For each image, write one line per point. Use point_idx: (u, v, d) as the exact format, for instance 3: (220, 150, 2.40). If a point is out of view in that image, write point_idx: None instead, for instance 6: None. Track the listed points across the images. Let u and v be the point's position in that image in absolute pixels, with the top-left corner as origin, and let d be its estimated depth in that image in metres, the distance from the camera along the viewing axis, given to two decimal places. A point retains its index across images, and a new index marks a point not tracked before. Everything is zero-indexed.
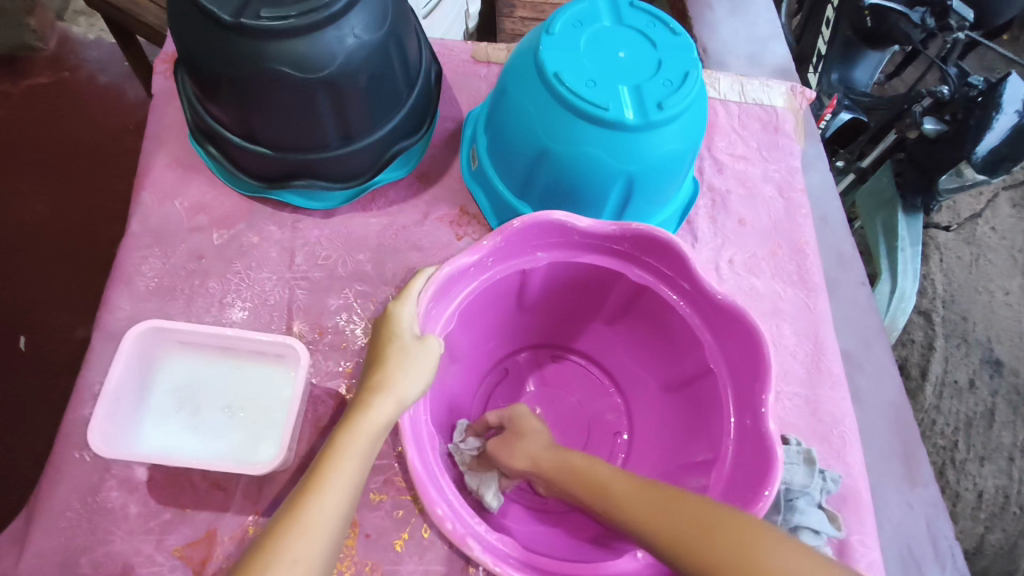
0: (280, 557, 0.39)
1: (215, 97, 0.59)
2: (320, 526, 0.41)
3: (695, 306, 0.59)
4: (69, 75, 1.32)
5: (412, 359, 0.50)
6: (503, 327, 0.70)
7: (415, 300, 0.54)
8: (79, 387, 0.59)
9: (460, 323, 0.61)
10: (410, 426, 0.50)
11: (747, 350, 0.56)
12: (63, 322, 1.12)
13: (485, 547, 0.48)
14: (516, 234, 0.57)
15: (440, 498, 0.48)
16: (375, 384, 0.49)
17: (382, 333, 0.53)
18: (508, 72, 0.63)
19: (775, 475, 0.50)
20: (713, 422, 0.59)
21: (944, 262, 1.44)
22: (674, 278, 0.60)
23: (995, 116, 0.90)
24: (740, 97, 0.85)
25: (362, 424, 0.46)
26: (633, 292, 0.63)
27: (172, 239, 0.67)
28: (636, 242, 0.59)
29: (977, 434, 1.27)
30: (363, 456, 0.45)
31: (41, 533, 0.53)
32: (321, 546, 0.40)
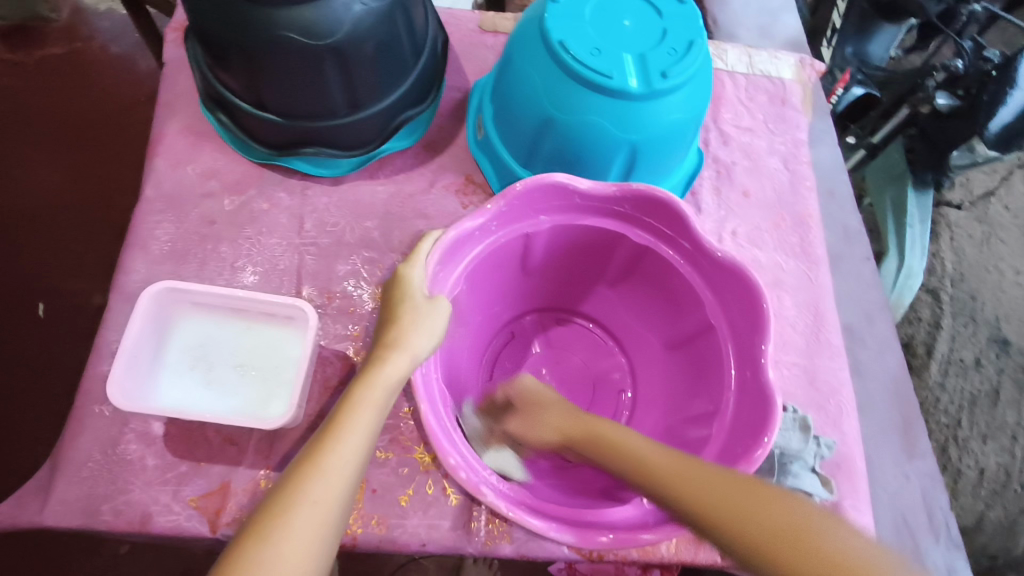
0: (301, 499, 0.40)
1: (225, 64, 0.61)
2: (339, 471, 0.42)
3: (694, 264, 0.61)
4: (83, 45, 1.33)
5: (423, 318, 0.52)
6: (507, 292, 0.72)
7: (424, 262, 0.55)
8: (98, 345, 0.61)
9: (468, 286, 0.63)
10: (423, 383, 0.52)
11: (745, 305, 0.57)
12: (80, 289, 1.14)
13: (498, 494, 0.49)
14: (519, 197, 0.58)
15: (452, 449, 0.50)
16: (390, 340, 0.50)
17: (392, 294, 0.54)
18: (514, 41, 0.64)
19: (774, 422, 0.51)
20: (714, 377, 0.60)
21: (955, 241, 1.43)
22: (674, 237, 0.61)
23: (1010, 91, 0.89)
24: (748, 69, 0.85)
25: (378, 377, 0.48)
26: (635, 254, 0.65)
27: (186, 204, 0.69)
28: (638, 203, 0.60)
29: (981, 412, 1.28)
30: (378, 408, 0.46)
31: (64, 481, 0.56)
32: (340, 489, 0.42)
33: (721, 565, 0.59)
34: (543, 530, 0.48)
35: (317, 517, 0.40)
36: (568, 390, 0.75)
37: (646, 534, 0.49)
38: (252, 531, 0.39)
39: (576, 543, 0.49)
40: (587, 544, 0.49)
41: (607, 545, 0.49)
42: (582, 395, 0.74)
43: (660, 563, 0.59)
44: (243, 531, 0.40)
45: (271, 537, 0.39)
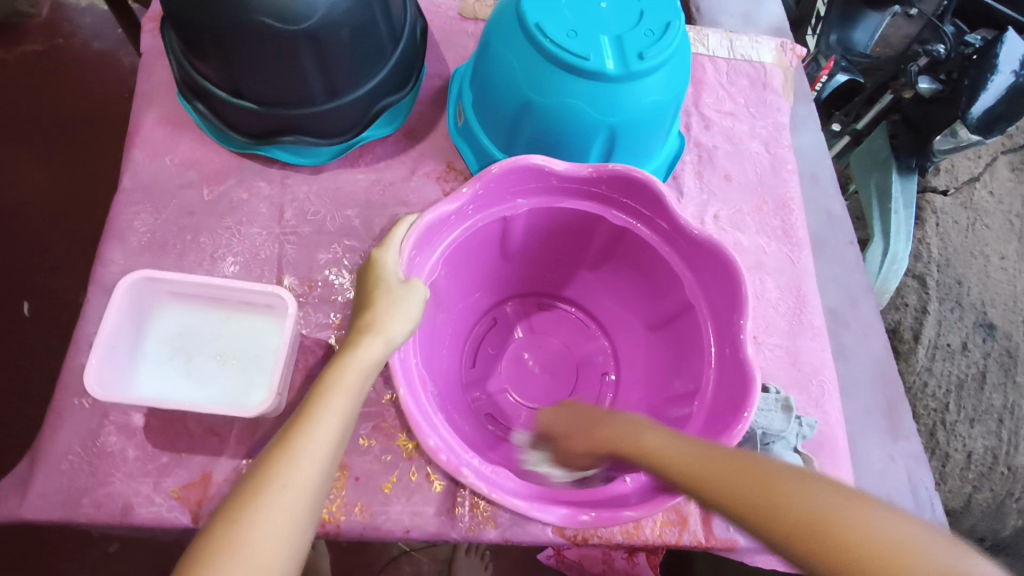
0: (272, 483, 0.40)
1: (200, 52, 0.60)
2: (313, 454, 0.42)
3: (673, 244, 0.61)
4: (63, 42, 1.32)
5: (399, 301, 0.52)
6: (488, 277, 0.72)
7: (398, 247, 0.55)
8: (76, 337, 0.61)
9: (447, 270, 0.63)
10: (400, 367, 0.51)
11: (723, 283, 0.57)
12: (65, 287, 1.13)
13: (478, 476, 0.49)
14: (495, 180, 0.58)
15: (431, 431, 0.50)
16: (366, 324, 0.50)
17: (369, 279, 0.54)
18: (491, 26, 0.63)
19: (752, 398, 0.51)
20: (694, 357, 0.60)
21: (941, 226, 1.43)
22: (652, 217, 0.61)
23: (990, 77, 0.90)
24: (729, 53, 0.85)
25: (352, 361, 0.47)
26: (614, 236, 0.65)
27: (164, 195, 0.68)
28: (615, 183, 0.60)
29: (968, 396, 1.29)
30: (354, 391, 0.46)
31: (43, 474, 0.55)
32: (314, 472, 0.41)
33: (706, 545, 0.60)
34: (525, 510, 0.49)
35: (289, 500, 0.40)
36: (552, 375, 0.75)
37: (627, 509, 0.49)
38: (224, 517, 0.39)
39: (558, 523, 0.49)
40: (569, 523, 0.49)
41: (588, 524, 0.49)
42: (566, 379, 0.75)
43: (646, 545, 0.60)
44: (215, 517, 0.40)
45: (243, 521, 0.38)
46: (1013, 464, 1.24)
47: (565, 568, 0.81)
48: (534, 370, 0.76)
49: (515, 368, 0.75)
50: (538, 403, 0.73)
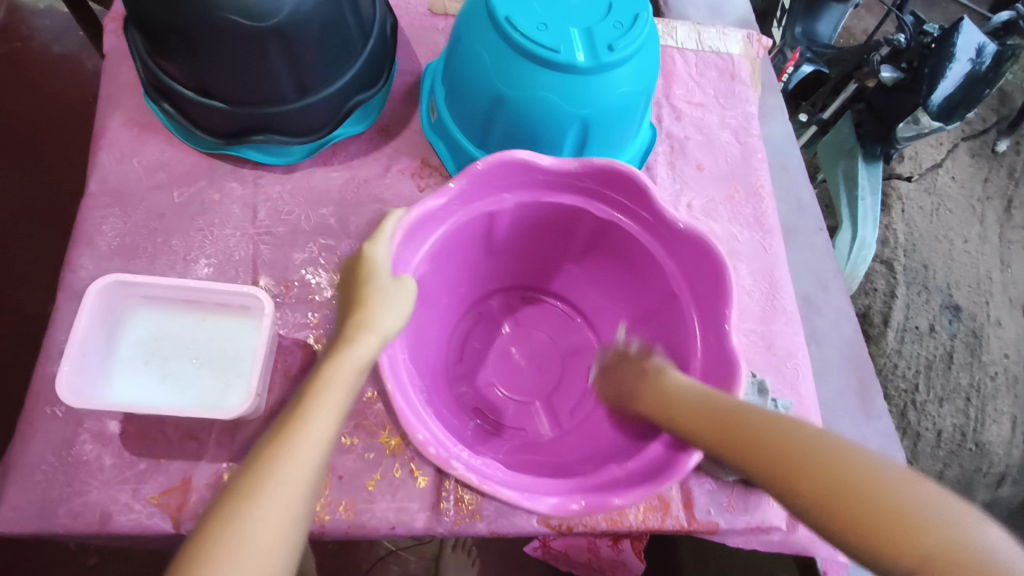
0: (270, 480, 0.40)
1: (166, 51, 0.59)
2: (309, 447, 0.42)
3: (655, 234, 0.62)
4: (22, 45, 1.28)
5: (391, 297, 0.52)
6: (473, 271, 0.72)
7: (387, 241, 0.54)
8: (47, 345, 0.60)
9: (432, 268, 0.63)
10: (389, 365, 0.51)
11: (707, 273, 0.58)
12: (32, 296, 1.11)
13: (470, 468, 0.50)
14: (479, 175, 0.58)
15: (421, 426, 0.50)
16: (359, 321, 0.50)
17: (358, 273, 0.53)
18: (461, 20, 0.63)
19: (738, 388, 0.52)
20: (679, 344, 0.61)
21: (906, 212, 1.47)
22: (635, 209, 0.61)
23: (950, 65, 0.92)
24: (698, 46, 0.86)
25: (345, 357, 0.47)
26: (597, 228, 0.65)
27: (133, 198, 0.67)
28: (598, 177, 0.60)
29: (936, 375, 1.32)
30: (347, 387, 0.46)
31: (17, 486, 0.54)
32: (309, 468, 0.41)
33: (688, 529, 0.61)
34: (515, 500, 0.49)
35: (287, 495, 0.40)
36: (538, 368, 0.76)
37: (616, 497, 0.50)
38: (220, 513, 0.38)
39: (548, 511, 0.49)
40: (559, 511, 0.49)
41: (577, 513, 0.50)
42: (553, 372, 0.76)
43: (630, 531, 0.60)
44: (209, 514, 0.39)
45: (240, 516, 0.38)
46: (980, 440, 1.28)
47: (551, 559, 0.82)
48: (520, 363, 0.76)
49: (501, 361, 0.76)
50: (525, 396, 0.74)
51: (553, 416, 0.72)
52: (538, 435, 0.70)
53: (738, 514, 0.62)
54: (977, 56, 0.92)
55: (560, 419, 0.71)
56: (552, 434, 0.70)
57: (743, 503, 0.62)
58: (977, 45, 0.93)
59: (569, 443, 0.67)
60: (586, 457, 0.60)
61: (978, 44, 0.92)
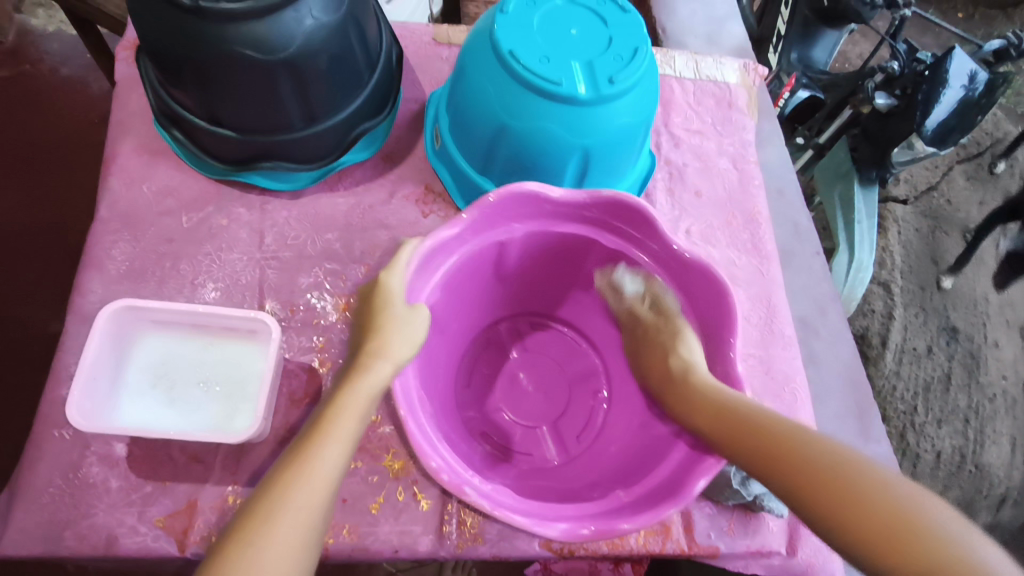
0: (288, 505, 0.41)
1: (178, 81, 0.60)
2: (323, 473, 0.43)
3: (662, 265, 0.63)
4: (31, 68, 1.31)
5: (404, 325, 0.54)
6: (483, 297, 0.73)
7: (403, 270, 0.56)
8: (56, 368, 0.60)
9: (444, 296, 0.64)
10: (402, 392, 0.52)
11: (712, 304, 0.60)
12: (36, 315, 1.12)
13: (482, 494, 0.50)
14: (492, 207, 0.60)
15: (434, 453, 0.50)
16: (373, 349, 0.51)
17: (374, 302, 0.55)
18: (466, 51, 0.65)
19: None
20: None
21: (902, 234, 1.49)
22: (643, 240, 0.63)
23: (944, 90, 0.94)
24: (695, 74, 0.88)
25: (362, 384, 0.49)
26: (607, 259, 0.67)
27: (143, 223, 0.68)
28: (606, 209, 0.62)
29: (935, 397, 1.33)
30: (361, 413, 0.48)
31: (24, 508, 0.55)
32: (322, 494, 0.43)
33: (689, 553, 0.61)
34: (526, 526, 0.49)
35: (299, 520, 0.41)
36: (545, 394, 0.76)
37: (625, 523, 0.51)
38: (238, 535, 0.40)
39: (559, 537, 0.50)
40: (570, 537, 0.50)
41: (587, 537, 0.50)
42: (559, 398, 0.76)
43: (631, 555, 0.61)
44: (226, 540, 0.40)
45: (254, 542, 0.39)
46: (980, 462, 1.28)
47: None
48: (527, 389, 0.77)
49: (509, 387, 0.76)
50: (532, 421, 0.74)
51: (560, 442, 0.73)
52: (545, 460, 0.71)
53: (738, 538, 0.62)
54: (969, 82, 0.95)
55: (567, 445, 0.72)
56: (559, 459, 0.71)
57: (742, 527, 0.62)
58: (970, 71, 0.96)
59: (577, 469, 0.68)
60: (593, 484, 0.61)
61: (971, 70, 0.95)
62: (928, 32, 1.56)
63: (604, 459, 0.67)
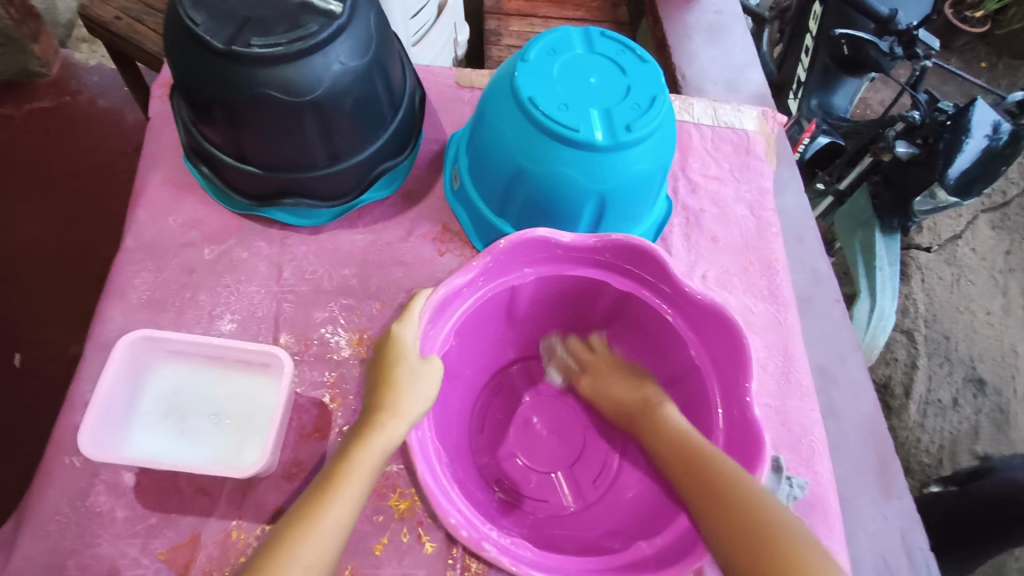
0: (292, 564, 0.43)
1: (208, 120, 0.63)
2: (330, 530, 0.45)
3: (676, 307, 0.65)
4: (70, 99, 1.35)
5: (418, 379, 0.54)
6: (496, 341, 0.74)
7: (416, 321, 0.57)
8: (72, 395, 0.61)
9: (458, 340, 0.65)
10: (418, 444, 0.53)
11: (727, 346, 0.61)
12: (59, 339, 1.14)
13: (501, 550, 0.50)
14: (503, 253, 0.61)
15: (452, 509, 0.50)
16: (385, 405, 0.52)
17: (388, 354, 0.56)
18: (487, 95, 0.67)
19: (762, 465, 0.54)
20: (702, 414, 0.63)
21: (926, 282, 1.46)
22: (654, 282, 0.64)
23: (966, 139, 0.94)
24: (714, 121, 0.89)
25: (373, 442, 0.50)
26: (619, 302, 0.68)
27: (166, 254, 0.70)
28: (617, 252, 0.64)
29: (962, 451, 1.29)
30: (372, 470, 0.49)
31: (30, 535, 0.55)
32: (327, 552, 0.45)
33: None
34: None
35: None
36: (560, 438, 0.75)
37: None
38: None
39: None
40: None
41: None
42: (575, 441, 0.75)
43: None
44: None
45: None
46: None
47: None
48: (542, 434, 0.76)
49: (523, 432, 0.75)
50: (547, 466, 0.73)
51: (576, 487, 0.71)
52: (561, 507, 0.69)
53: None
54: (993, 133, 0.94)
55: (584, 490, 0.71)
56: (575, 505, 0.70)
57: None
58: (993, 122, 0.94)
59: (592, 518, 0.67)
60: (611, 535, 0.61)
61: (993, 121, 0.94)
62: (950, 82, 1.57)
63: (621, 506, 0.66)
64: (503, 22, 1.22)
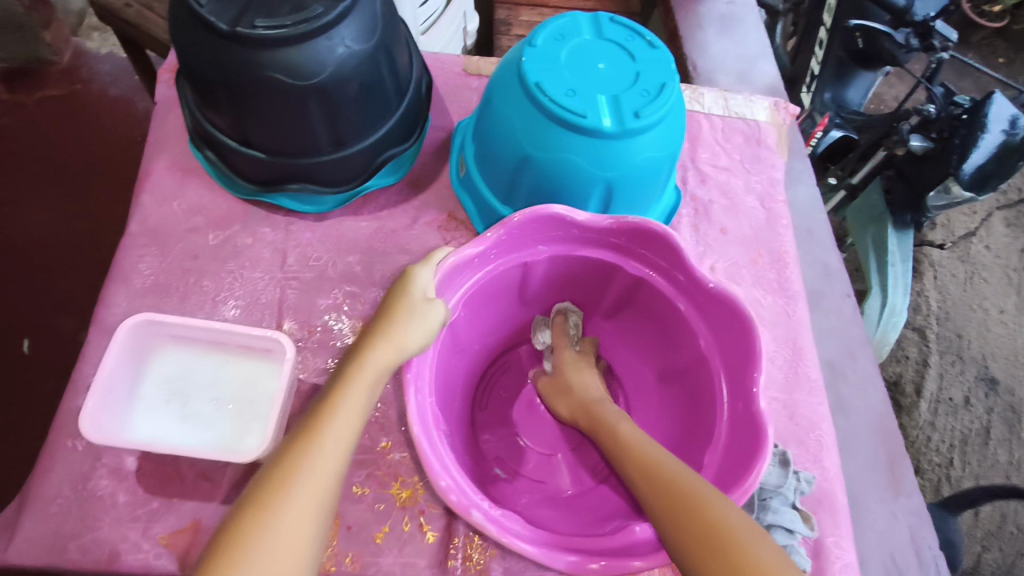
0: (300, 477, 0.42)
1: (212, 103, 0.62)
2: (334, 448, 0.45)
3: (688, 294, 0.64)
4: (82, 88, 1.36)
5: (416, 315, 0.54)
6: (506, 321, 0.73)
7: (435, 267, 0.58)
8: (75, 379, 0.61)
9: (470, 313, 0.66)
10: (416, 410, 0.52)
11: (738, 337, 0.60)
12: (67, 326, 1.14)
13: (489, 518, 0.50)
14: (517, 228, 0.61)
15: (444, 473, 0.50)
16: (381, 331, 0.52)
17: (396, 290, 0.56)
18: (494, 82, 0.66)
19: (764, 453, 0.52)
20: (705, 403, 0.63)
21: (938, 279, 1.44)
22: (668, 269, 0.64)
23: (982, 134, 0.92)
24: (725, 111, 0.88)
25: (370, 363, 0.50)
26: (629, 288, 0.68)
27: (170, 239, 0.69)
28: (632, 237, 0.63)
29: (973, 450, 1.27)
30: (368, 391, 0.49)
31: (33, 517, 0.55)
32: (332, 467, 0.44)
33: None
34: (536, 556, 0.50)
35: (309, 496, 0.42)
36: None
37: (636, 561, 0.49)
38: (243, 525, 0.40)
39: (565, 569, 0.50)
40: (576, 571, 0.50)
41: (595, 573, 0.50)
42: None
43: None
44: (235, 519, 0.41)
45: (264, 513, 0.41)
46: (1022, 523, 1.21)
47: None
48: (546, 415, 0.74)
49: (527, 413, 0.74)
50: (549, 448, 0.72)
51: (576, 473, 0.69)
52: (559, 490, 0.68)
53: None
54: (1010, 127, 0.92)
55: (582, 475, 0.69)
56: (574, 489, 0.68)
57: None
58: (1010, 117, 0.93)
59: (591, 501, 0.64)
60: (607, 517, 0.60)
61: (1010, 116, 0.93)
62: (967, 76, 1.55)
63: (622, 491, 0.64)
64: None
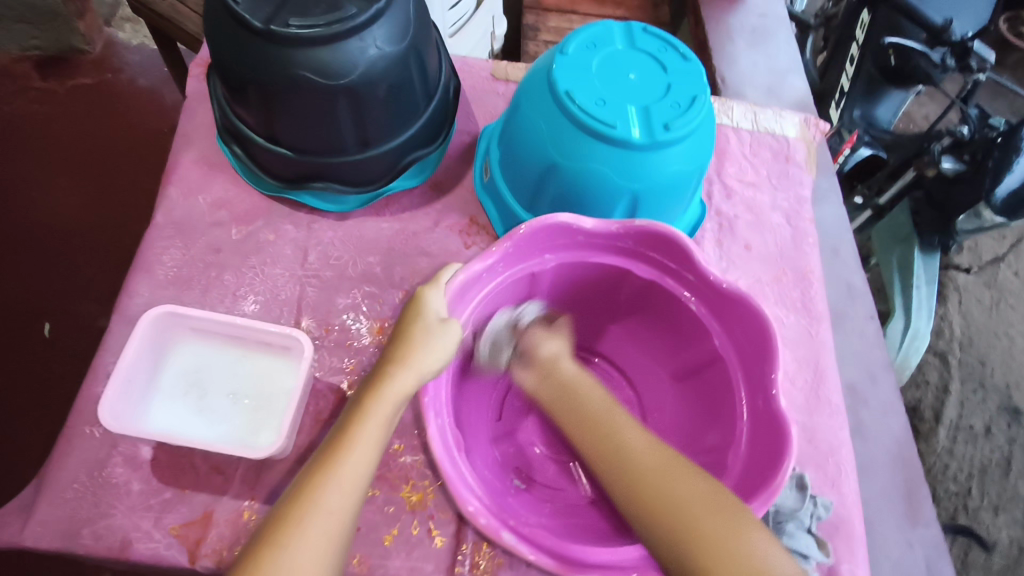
0: (315, 508, 0.44)
1: (243, 100, 0.63)
2: (352, 476, 0.46)
3: (700, 296, 0.63)
4: (112, 77, 1.38)
5: (434, 337, 0.54)
6: None
7: (443, 288, 0.58)
8: (95, 366, 0.62)
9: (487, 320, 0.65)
10: (438, 435, 0.53)
11: (754, 337, 0.59)
12: (87, 311, 1.16)
13: (520, 539, 0.51)
14: (523, 239, 0.61)
15: (471, 497, 0.51)
16: (398, 357, 0.53)
17: (410, 312, 0.56)
18: (523, 88, 0.65)
19: (789, 453, 0.52)
20: (725, 406, 0.62)
21: (963, 304, 1.41)
22: (678, 269, 0.63)
23: (1016, 159, 0.88)
24: (753, 126, 0.87)
25: (386, 392, 0.51)
26: (641, 290, 0.67)
27: (194, 232, 0.70)
28: (640, 239, 0.63)
29: (992, 481, 1.24)
30: (386, 419, 0.50)
31: (47, 502, 0.55)
32: (350, 495, 0.45)
33: None
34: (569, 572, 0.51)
35: (328, 527, 0.44)
36: None
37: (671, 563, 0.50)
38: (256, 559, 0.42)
39: None
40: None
41: None
42: None
43: None
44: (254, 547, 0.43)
45: (280, 543, 0.42)
46: None
47: None
48: None
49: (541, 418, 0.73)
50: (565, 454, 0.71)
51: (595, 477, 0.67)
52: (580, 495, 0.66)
53: None
54: None
55: None
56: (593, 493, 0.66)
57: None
58: None
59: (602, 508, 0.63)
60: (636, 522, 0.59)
61: None
62: (1001, 98, 1.52)
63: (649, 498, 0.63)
64: (541, 18, 1.21)
